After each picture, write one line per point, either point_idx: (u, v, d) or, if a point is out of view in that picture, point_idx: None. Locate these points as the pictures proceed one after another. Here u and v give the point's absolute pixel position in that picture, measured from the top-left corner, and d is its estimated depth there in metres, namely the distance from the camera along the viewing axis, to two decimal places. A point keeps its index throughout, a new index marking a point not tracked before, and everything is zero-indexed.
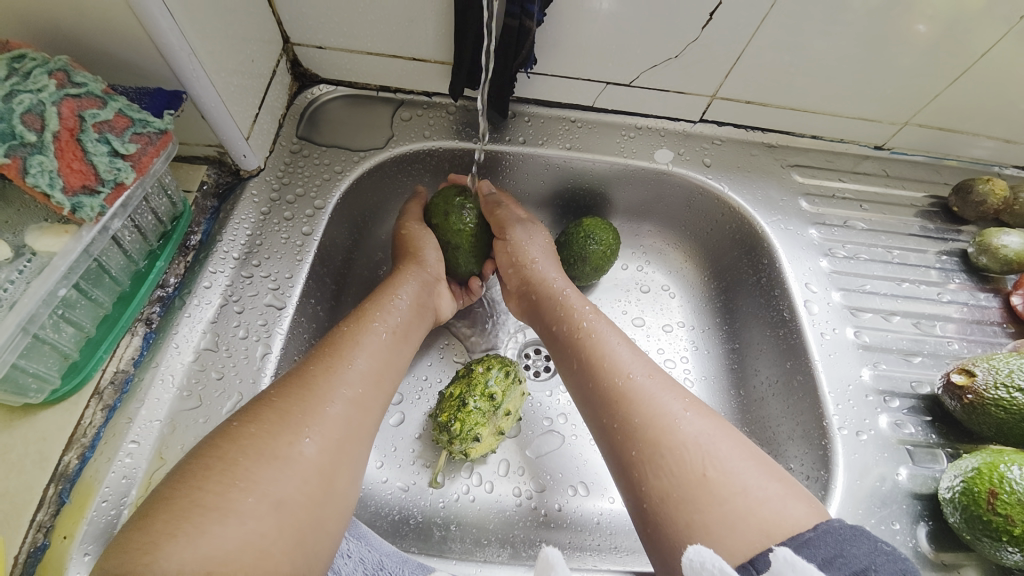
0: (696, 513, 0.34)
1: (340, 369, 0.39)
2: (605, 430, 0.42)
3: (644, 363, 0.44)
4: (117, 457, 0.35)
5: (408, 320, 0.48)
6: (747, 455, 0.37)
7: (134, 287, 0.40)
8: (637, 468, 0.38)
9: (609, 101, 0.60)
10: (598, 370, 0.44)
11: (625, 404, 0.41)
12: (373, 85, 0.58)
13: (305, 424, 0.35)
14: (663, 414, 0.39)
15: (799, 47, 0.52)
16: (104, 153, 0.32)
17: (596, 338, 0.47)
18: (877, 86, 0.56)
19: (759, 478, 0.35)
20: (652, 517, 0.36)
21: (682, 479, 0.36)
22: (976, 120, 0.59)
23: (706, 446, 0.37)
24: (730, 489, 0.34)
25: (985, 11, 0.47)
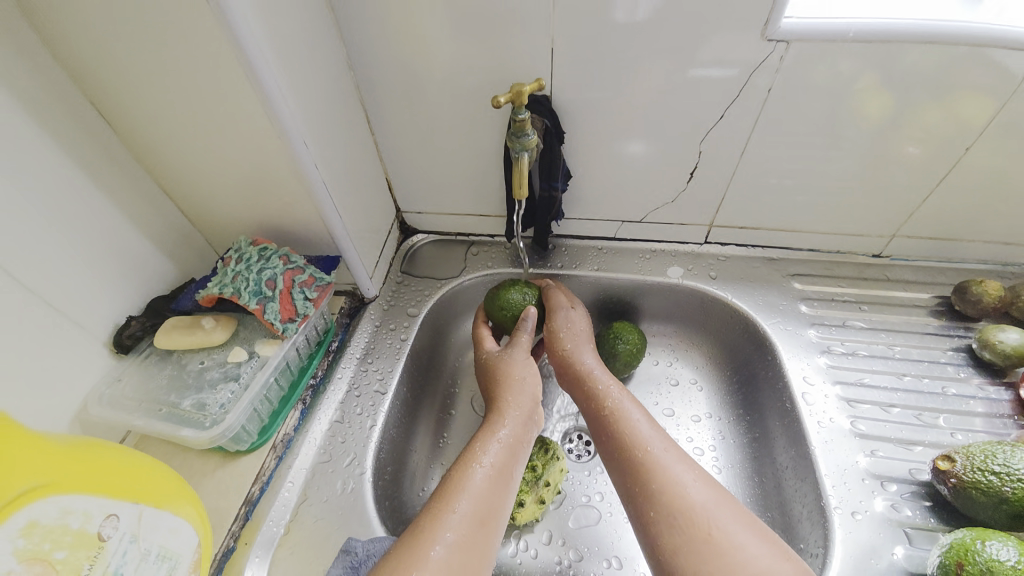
0: (703, 565, 0.43)
1: (444, 517, 0.42)
2: (627, 489, 0.51)
3: (662, 438, 0.54)
4: (281, 490, 0.53)
5: (509, 455, 0.48)
6: (750, 530, 0.46)
7: (299, 376, 0.61)
8: (654, 527, 0.47)
9: (628, 233, 0.78)
10: (622, 442, 0.54)
11: (645, 474, 0.50)
12: (452, 233, 0.83)
13: (416, 568, 0.38)
14: (676, 481, 0.49)
15: (767, 188, 0.68)
16: (302, 299, 0.55)
17: (620, 415, 0.56)
18: (849, 209, 0.69)
19: (752, 540, 0.45)
20: (669, 575, 0.45)
21: (693, 538, 0.45)
22: (955, 228, 0.68)
23: (712, 511, 0.46)
24: (735, 558, 0.43)
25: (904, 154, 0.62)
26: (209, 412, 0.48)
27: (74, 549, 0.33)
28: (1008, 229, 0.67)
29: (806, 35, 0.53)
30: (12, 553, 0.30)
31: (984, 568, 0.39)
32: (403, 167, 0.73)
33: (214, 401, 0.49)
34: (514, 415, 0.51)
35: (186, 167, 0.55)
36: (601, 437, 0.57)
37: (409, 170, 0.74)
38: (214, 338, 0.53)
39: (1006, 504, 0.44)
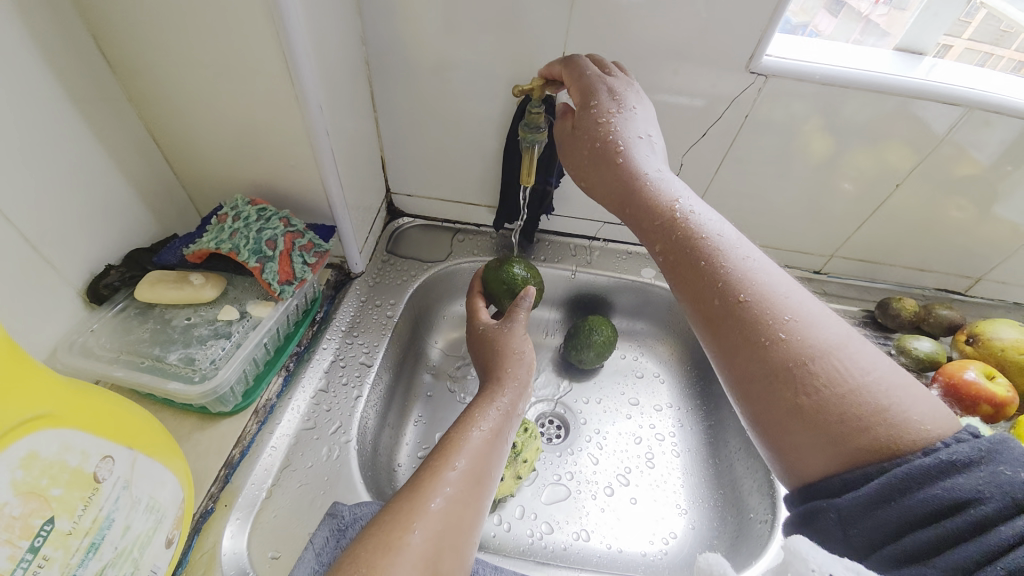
0: (839, 420, 0.34)
1: (444, 471, 0.43)
2: (727, 334, 0.41)
3: (774, 277, 0.42)
4: (263, 453, 0.52)
5: (504, 421, 0.50)
6: (882, 366, 0.36)
7: (284, 343, 0.60)
8: (769, 378, 0.38)
9: (608, 233, 0.84)
10: (713, 279, 0.42)
11: (750, 321, 0.40)
12: (440, 219, 0.84)
13: (413, 517, 0.39)
14: (801, 328, 0.38)
15: (734, 203, 0.76)
16: (301, 263, 0.53)
17: (708, 250, 0.43)
18: (799, 228, 0.79)
19: (903, 393, 0.35)
20: (784, 417, 0.37)
21: (828, 390, 0.35)
22: (880, 252, 0.80)
23: (853, 366, 0.36)
24: (873, 408, 0.34)
25: (847, 184, 0.72)
26: (198, 366, 0.46)
27: (69, 487, 0.32)
28: (921, 256, 0.80)
29: (780, 74, 0.61)
30: (8, 484, 0.29)
31: None
32: (400, 147, 0.74)
33: (204, 356, 0.47)
34: (511, 387, 0.53)
35: (184, 114, 0.52)
36: (677, 279, 0.45)
37: (406, 151, 0.75)
38: (204, 295, 0.51)
39: None
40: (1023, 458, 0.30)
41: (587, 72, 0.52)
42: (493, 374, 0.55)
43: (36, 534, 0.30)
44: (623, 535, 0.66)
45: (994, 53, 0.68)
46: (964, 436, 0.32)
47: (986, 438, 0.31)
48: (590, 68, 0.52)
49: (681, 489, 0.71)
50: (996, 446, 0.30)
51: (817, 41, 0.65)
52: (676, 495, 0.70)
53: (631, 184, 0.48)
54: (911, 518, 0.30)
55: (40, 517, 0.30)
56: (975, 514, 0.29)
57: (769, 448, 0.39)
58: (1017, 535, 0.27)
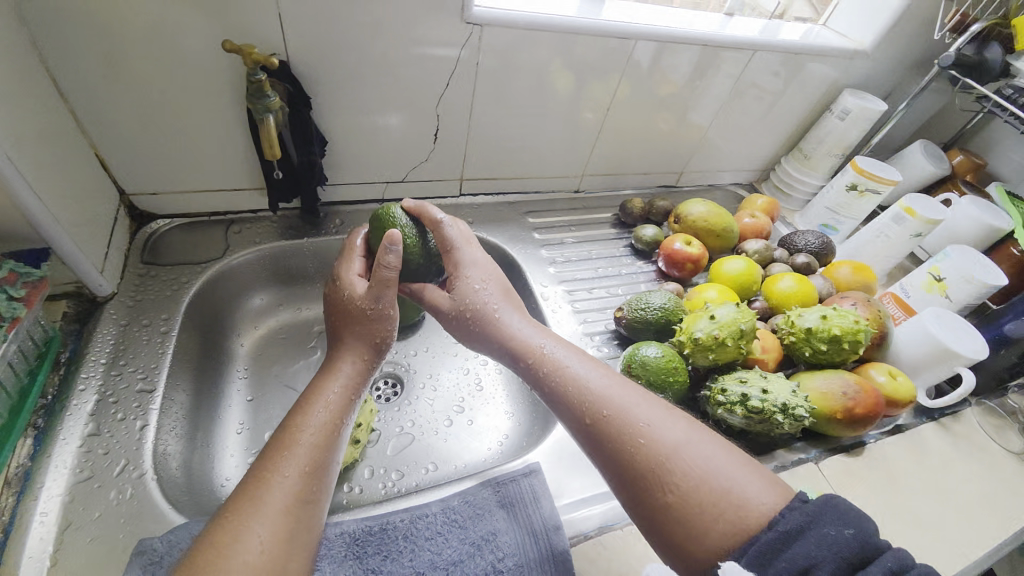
0: (697, 511, 0.43)
1: (282, 468, 0.44)
2: (607, 455, 0.48)
3: (640, 397, 0.51)
4: (30, 524, 0.45)
5: (347, 399, 0.52)
6: (715, 454, 0.45)
7: (26, 393, 0.51)
8: (639, 485, 0.46)
9: (394, 193, 0.86)
10: (585, 408, 0.51)
11: (620, 436, 0.48)
12: (204, 213, 0.76)
13: (250, 526, 0.40)
14: (663, 441, 0.46)
15: (495, 145, 0.85)
16: (4, 299, 0.48)
17: (570, 377, 0.53)
18: (553, 157, 0.92)
19: (745, 476, 0.44)
20: (655, 517, 0.45)
21: (686, 487, 0.44)
22: (616, 165, 0.99)
23: (705, 464, 0.44)
24: (723, 492, 0.43)
25: (575, 114, 0.86)
26: None
27: None
28: (642, 163, 1.02)
29: (491, 22, 0.68)
30: None
31: (641, 361, 0.66)
32: (118, 140, 0.64)
33: None
34: (353, 356, 0.55)
35: None
36: (558, 408, 0.53)
37: (127, 141, 0.64)
38: None
39: (651, 325, 0.72)
40: (842, 516, 0.39)
41: (438, 219, 0.63)
42: (338, 345, 0.56)
43: None
44: (466, 453, 0.76)
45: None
46: (797, 504, 0.41)
47: (814, 501, 0.41)
48: (448, 222, 0.64)
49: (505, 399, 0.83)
50: (822, 508, 0.40)
51: None
52: (502, 404, 0.82)
53: (491, 329, 0.59)
54: (792, 571, 0.37)
55: None
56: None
57: (657, 544, 0.45)
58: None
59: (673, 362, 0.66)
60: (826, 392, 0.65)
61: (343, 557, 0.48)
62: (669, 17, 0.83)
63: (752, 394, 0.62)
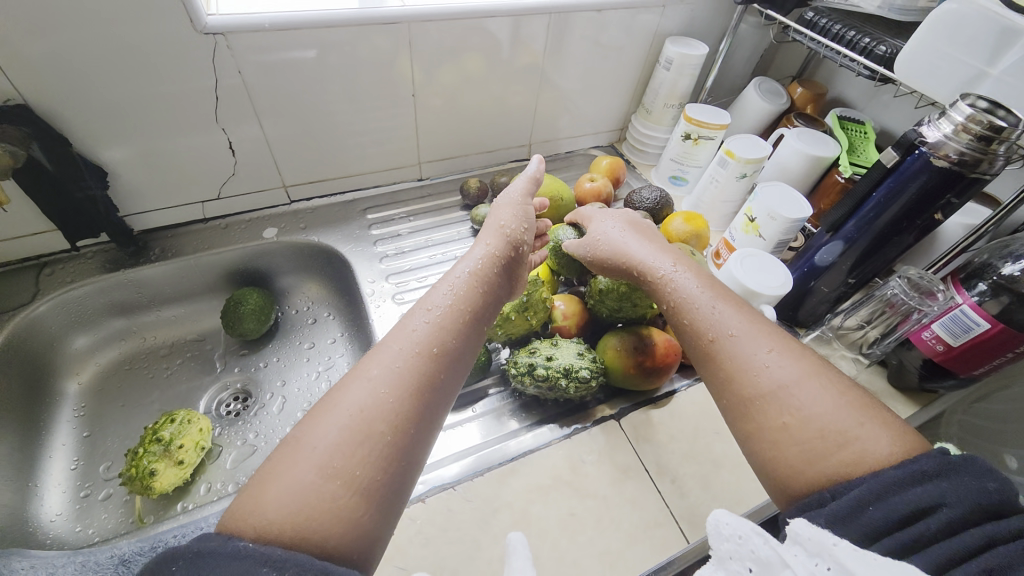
0: (790, 452, 0.44)
1: (367, 370, 0.47)
2: (715, 383, 0.52)
3: (742, 324, 0.53)
4: None
5: (473, 291, 0.57)
6: (825, 401, 0.45)
7: None
8: (749, 408, 0.48)
9: (216, 211, 0.87)
10: (700, 330, 0.55)
11: (715, 362, 0.53)
12: (12, 261, 0.77)
13: (327, 424, 0.42)
14: (762, 377, 0.48)
15: (307, 149, 0.85)
16: None
17: (677, 301, 0.59)
18: (378, 150, 0.92)
19: (833, 412, 0.44)
20: (756, 445, 0.47)
21: (783, 419, 0.46)
22: (452, 147, 0.99)
23: (817, 405, 0.45)
24: (837, 432, 0.42)
25: (382, 106, 0.86)
26: None
27: None
28: (481, 141, 1.01)
29: (234, 31, 0.67)
30: None
31: None
32: None
33: None
34: (500, 236, 0.63)
35: None
36: (683, 330, 0.58)
37: None
38: None
39: None
40: (981, 470, 0.35)
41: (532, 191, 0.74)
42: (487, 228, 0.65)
43: None
44: None
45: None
46: (933, 453, 0.38)
47: (954, 456, 0.37)
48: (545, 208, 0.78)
49: None
50: (963, 460, 0.36)
51: None
52: None
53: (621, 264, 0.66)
54: (893, 518, 0.35)
55: None
56: (945, 515, 0.34)
57: (758, 465, 0.47)
58: (961, 541, 0.33)
59: None
60: (620, 349, 0.67)
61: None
62: None
63: (537, 362, 0.64)
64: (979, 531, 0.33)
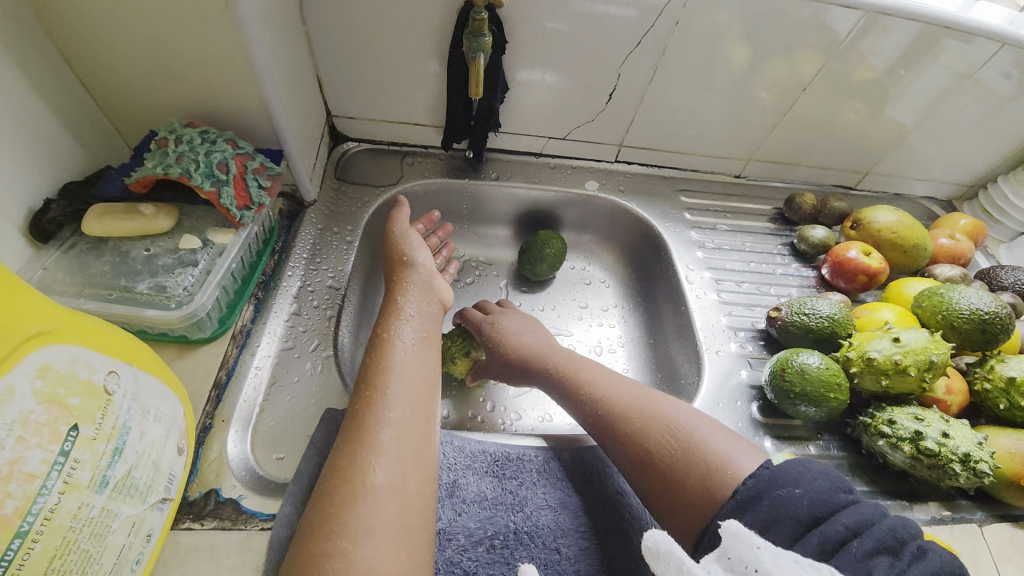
0: (688, 479, 0.45)
1: (381, 395, 0.47)
2: (597, 429, 0.53)
3: (616, 377, 0.56)
4: (250, 372, 0.55)
5: (425, 330, 0.56)
6: (702, 428, 0.48)
7: (250, 273, 0.60)
8: (634, 443, 0.49)
9: (552, 149, 0.87)
10: (582, 386, 0.56)
11: (597, 410, 0.53)
12: (386, 142, 0.83)
13: (364, 497, 0.40)
14: (639, 414, 0.51)
15: (668, 114, 0.82)
16: (256, 186, 0.53)
17: (578, 365, 0.59)
18: (723, 136, 0.86)
19: (721, 441, 0.47)
20: (649, 480, 0.48)
21: (668, 453, 0.47)
22: (790, 154, 0.90)
23: (680, 434, 0.48)
24: (693, 450, 0.46)
25: (763, 91, 0.79)
26: (172, 294, 0.47)
27: (86, 397, 0.33)
28: (819, 157, 0.91)
29: None
30: (31, 393, 0.29)
31: (799, 369, 0.60)
32: (335, 64, 0.71)
33: (176, 284, 0.48)
34: (411, 283, 0.61)
35: (97, 22, 0.48)
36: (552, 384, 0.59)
37: (343, 68, 0.72)
38: (159, 225, 0.50)
39: (812, 333, 0.66)
40: (817, 475, 0.41)
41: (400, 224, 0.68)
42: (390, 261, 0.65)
43: (64, 439, 0.31)
44: None
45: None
46: (761, 468, 0.43)
47: (774, 467, 0.42)
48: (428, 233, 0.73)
49: (629, 371, 0.82)
50: (799, 467, 0.42)
51: None
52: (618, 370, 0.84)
53: (511, 332, 0.65)
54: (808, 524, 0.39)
55: (65, 423, 0.31)
56: (811, 517, 0.39)
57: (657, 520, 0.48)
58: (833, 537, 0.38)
59: (838, 378, 0.59)
60: (1017, 454, 0.56)
61: (481, 471, 0.53)
62: None
63: (927, 434, 0.55)
64: (844, 526, 0.38)
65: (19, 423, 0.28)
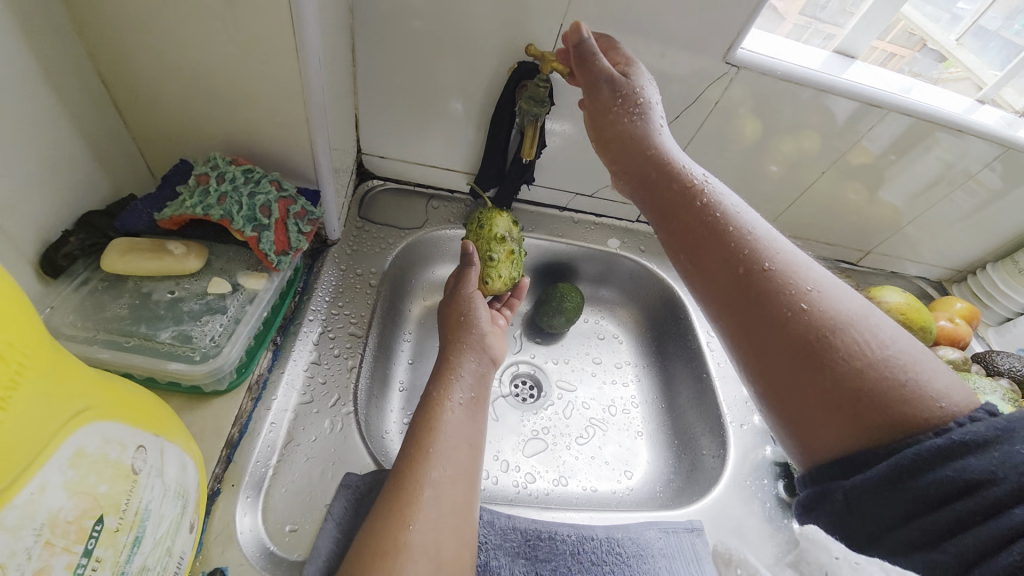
0: (866, 393, 0.36)
1: (427, 458, 0.48)
2: (747, 313, 0.43)
3: (790, 255, 0.44)
4: (264, 430, 0.50)
5: (475, 391, 0.57)
6: (899, 337, 0.39)
7: (272, 317, 0.56)
8: (807, 343, 0.39)
9: (577, 205, 0.88)
10: (736, 254, 0.45)
11: (758, 290, 0.42)
12: (412, 183, 0.82)
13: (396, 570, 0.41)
14: (833, 309, 0.40)
15: None
16: (296, 231, 0.50)
17: (736, 221, 0.46)
18: (743, 206, 0.89)
19: (930, 367, 0.37)
20: (799, 384, 0.39)
21: (848, 361, 0.37)
22: (802, 228, 0.94)
23: (875, 346, 0.38)
24: (891, 376, 0.36)
25: (784, 169, 0.82)
26: (197, 345, 0.43)
27: (114, 481, 0.29)
28: (827, 234, 0.95)
29: (748, 65, 0.67)
30: (62, 487, 0.25)
31: None
32: (376, 105, 0.70)
33: (203, 334, 0.44)
34: (468, 348, 0.61)
35: (148, 48, 0.45)
36: (668, 210, 0.50)
37: (384, 109, 0.70)
38: (189, 267, 0.46)
39: None
40: None
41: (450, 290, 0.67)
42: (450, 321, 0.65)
43: (88, 536, 0.27)
44: (596, 478, 0.75)
45: (909, 56, 0.77)
46: (981, 414, 0.32)
47: (1000, 416, 0.31)
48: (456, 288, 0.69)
49: (643, 436, 0.80)
50: (1012, 425, 0.30)
51: (774, 40, 0.72)
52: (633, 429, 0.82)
53: (655, 161, 0.52)
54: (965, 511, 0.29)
55: (91, 517, 0.27)
56: (985, 497, 0.29)
57: (780, 419, 0.41)
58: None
59: None
60: None
61: (514, 551, 0.51)
62: (919, 88, 0.76)
63: None
64: (1022, 510, 0.27)
65: (48, 525, 0.24)
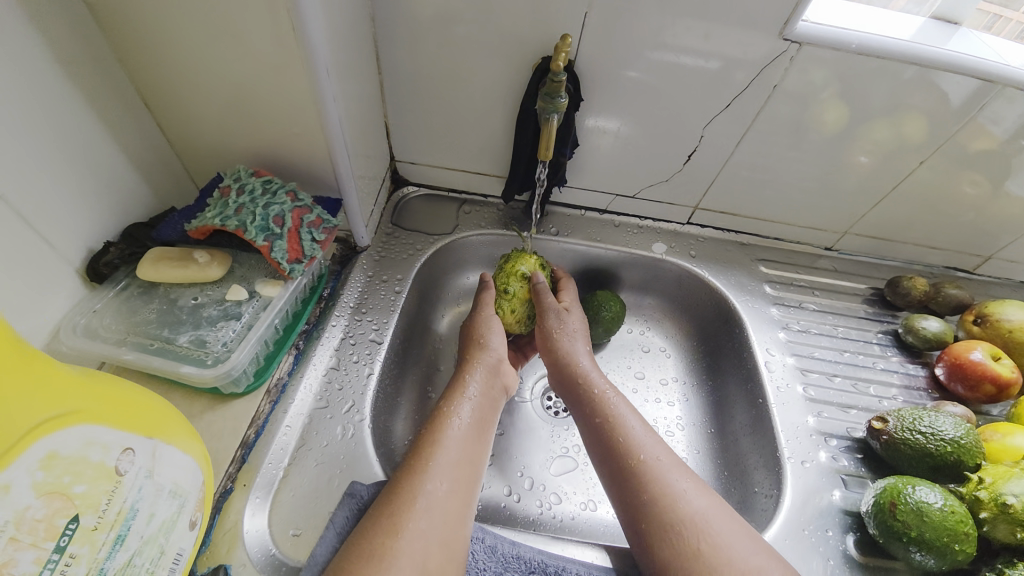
0: (682, 550, 0.45)
1: (427, 468, 0.48)
2: (620, 498, 0.51)
3: (656, 441, 0.54)
4: (278, 434, 0.51)
5: (479, 412, 0.56)
6: (719, 510, 0.48)
7: (293, 322, 0.58)
8: (652, 530, 0.48)
9: (619, 207, 0.82)
10: (619, 453, 0.53)
11: (637, 480, 0.50)
12: (445, 189, 0.81)
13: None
14: (670, 491, 0.49)
15: (753, 179, 0.74)
16: (310, 240, 0.51)
17: (619, 424, 0.55)
18: (816, 206, 0.77)
19: (746, 548, 0.45)
20: (637, 523, 0.49)
21: (683, 552, 0.45)
22: (897, 229, 0.79)
23: (703, 517, 0.47)
24: (712, 546, 0.45)
25: (868, 161, 0.70)
26: (210, 349, 0.45)
27: (94, 483, 0.31)
28: (931, 236, 0.79)
29: (814, 41, 0.57)
30: (31, 488, 0.28)
31: (915, 508, 0.50)
32: (405, 112, 0.70)
33: (215, 339, 0.46)
34: (481, 366, 0.60)
35: (178, 71, 0.48)
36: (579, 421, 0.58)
37: (412, 115, 0.70)
38: (210, 275, 0.49)
39: (929, 457, 0.55)
40: None
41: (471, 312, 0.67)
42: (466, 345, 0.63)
43: (61, 533, 0.29)
44: None
45: None
46: None
47: None
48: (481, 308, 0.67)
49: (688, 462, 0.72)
50: None
51: (853, 6, 0.61)
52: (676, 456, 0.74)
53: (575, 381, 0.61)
54: None
55: (64, 516, 0.29)
56: None
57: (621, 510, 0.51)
58: None
59: (963, 525, 0.49)
60: None
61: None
62: None
63: None
64: None
65: (13, 523, 0.27)
